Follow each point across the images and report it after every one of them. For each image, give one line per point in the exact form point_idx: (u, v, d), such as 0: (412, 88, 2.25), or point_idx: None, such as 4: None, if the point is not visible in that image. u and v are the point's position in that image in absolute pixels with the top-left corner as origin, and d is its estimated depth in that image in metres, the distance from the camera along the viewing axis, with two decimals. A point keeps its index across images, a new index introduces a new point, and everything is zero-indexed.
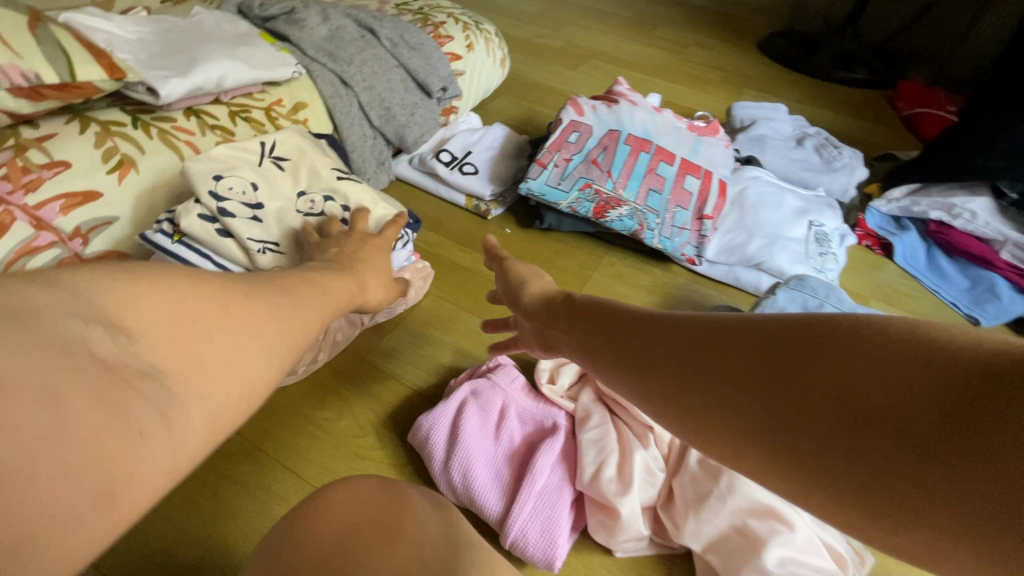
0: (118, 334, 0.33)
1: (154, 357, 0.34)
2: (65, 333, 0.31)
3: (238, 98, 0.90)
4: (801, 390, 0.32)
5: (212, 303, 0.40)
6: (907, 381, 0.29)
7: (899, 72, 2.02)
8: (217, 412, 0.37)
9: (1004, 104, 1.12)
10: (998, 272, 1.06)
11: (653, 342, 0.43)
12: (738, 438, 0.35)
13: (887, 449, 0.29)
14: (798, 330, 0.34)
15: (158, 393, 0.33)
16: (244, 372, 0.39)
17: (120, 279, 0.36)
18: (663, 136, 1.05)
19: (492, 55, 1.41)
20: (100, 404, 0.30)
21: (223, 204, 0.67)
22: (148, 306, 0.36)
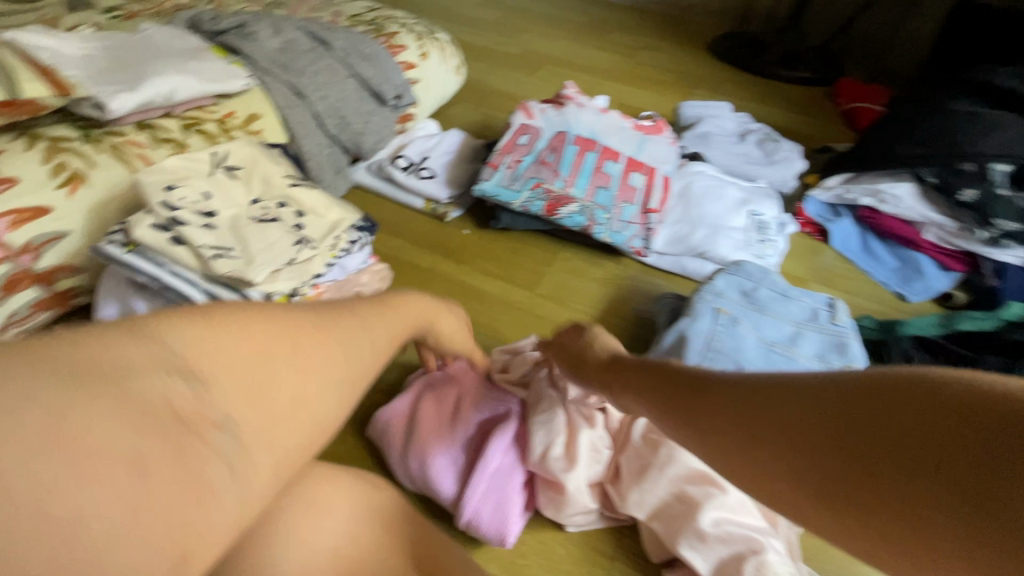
0: (196, 385, 0.32)
1: (229, 407, 0.33)
2: (152, 391, 0.30)
3: (190, 111, 0.91)
4: (861, 445, 0.34)
5: (287, 340, 0.38)
6: (957, 436, 0.31)
7: (838, 70, 2.14)
8: (283, 459, 0.35)
9: (930, 97, 1.19)
10: (924, 252, 1.15)
11: (706, 398, 0.44)
12: (801, 494, 0.37)
13: (943, 504, 0.30)
14: (854, 386, 0.36)
15: (230, 447, 0.32)
16: (314, 410, 0.38)
17: (200, 323, 0.35)
18: (608, 135, 1.12)
19: (447, 63, 1.44)
20: (175, 467, 0.29)
21: (175, 214, 0.69)
22: (224, 355, 0.34)
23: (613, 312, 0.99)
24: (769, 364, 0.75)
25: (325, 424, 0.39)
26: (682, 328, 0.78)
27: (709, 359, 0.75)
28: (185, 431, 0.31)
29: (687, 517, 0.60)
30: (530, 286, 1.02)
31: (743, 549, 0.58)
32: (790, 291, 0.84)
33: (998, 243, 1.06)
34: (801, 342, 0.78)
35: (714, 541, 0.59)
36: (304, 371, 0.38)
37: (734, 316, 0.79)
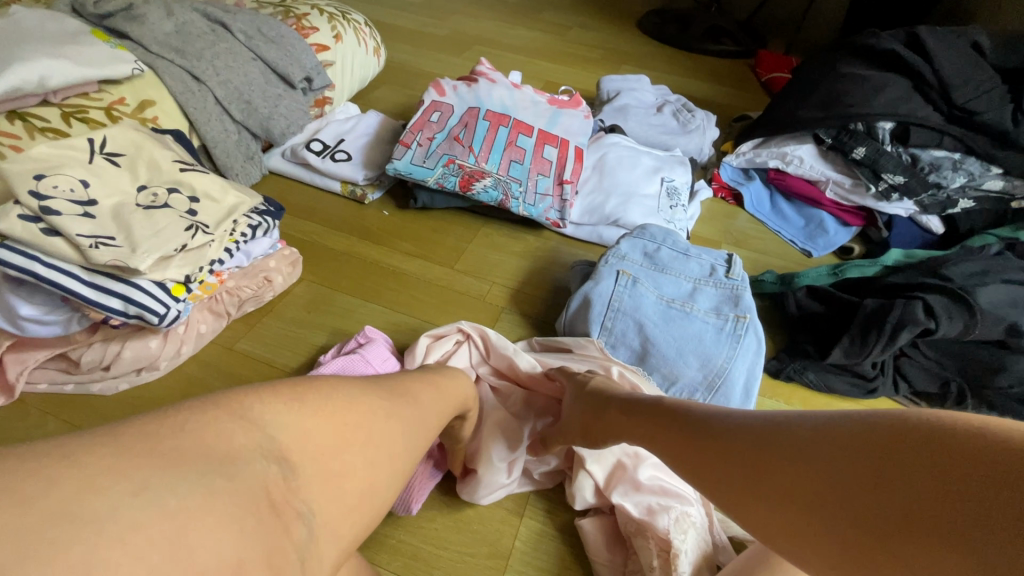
0: (287, 473, 0.37)
1: (307, 495, 0.37)
2: (253, 478, 0.35)
3: (72, 99, 0.87)
4: (856, 498, 0.37)
5: (360, 427, 0.43)
6: (935, 483, 0.34)
7: (760, 44, 2.21)
8: (343, 547, 0.39)
9: (823, 64, 1.25)
10: (826, 210, 1.22)
11: (717, 444, 0.48)
12: (816, 547, 0.39)
13: (947, 559, 0.32)
14: (846, 436, 0.39)
15: (305, 537, 0.36)
16: (375, 498, 0.43)
17: (293, 407, 0.40)
18: (521, 109, 1.13)
19: (363, 44, 1.40)
20: (266, 565, 0.32)
21: (46, 203, 0.66)
22: (313, 442, 0.40)
23: (532, 282, 1.01)
24: (666, 319, 0.78)
25: (378, 506, 0.43)
26: (586, 292, 0.81)
27: (609, 318, 0.79)
28: (274, 523, 0.34)
29: (626, 471, 0.66)
30: (450, 263, 1.02)
31: (672, 501, 0.64)
32: (690, 250, 0.88)
33: (889, 197, 1.13)
34: (698, 298, 0.81)
35: (648, 489, 0.65)
36: (372, 459, 0.43)
37: (635, 277, 0.82)
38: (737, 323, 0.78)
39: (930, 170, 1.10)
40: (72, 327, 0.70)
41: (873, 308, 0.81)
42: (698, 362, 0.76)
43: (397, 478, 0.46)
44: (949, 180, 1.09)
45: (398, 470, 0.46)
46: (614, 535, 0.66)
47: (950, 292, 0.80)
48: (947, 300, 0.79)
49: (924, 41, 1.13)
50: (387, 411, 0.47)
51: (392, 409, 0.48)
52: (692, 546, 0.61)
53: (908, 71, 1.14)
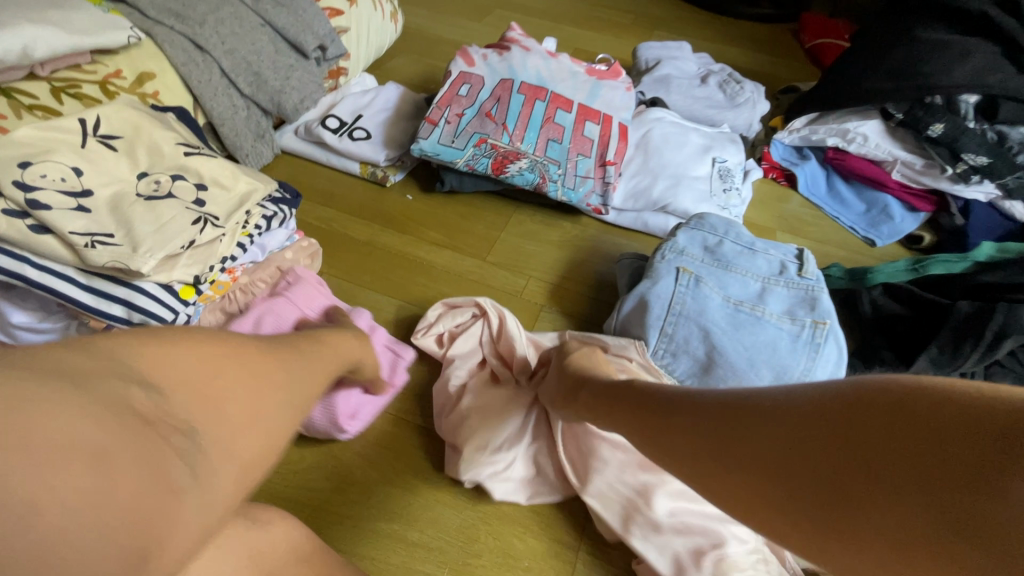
0: (152, 391, 0.33)
1: (186, 412, 0.34)
2: (115, 395, 0.31)
3: (61, 71, 0.78)
4: (821, 464, 0.34)
5: (230, 356, 0.41)
6: (897, 439, 0.31)
7: (800, 6, 2.05)
8: (244, 467, 0.37)
9: (895, 27, 1.11)
10: (892, 193, 1.10)
11: (679, 424, 0.44)
12: (780, 519, 0.36)
13: (909, 521, 0.29)
14: (812, 403, 0.36)
15: (191, 449, 0.33)
16: (270, 420, 0.40)
17: (160, 346, 0.37)
18: (558, 81, 1.01)
19: (379, 8, 1.28)
20: (142, 459, 0.30)
21: (33, 195, 0.57)
22: (178, 363, 0.36)
23: (571, 276, 0.92)
24: (735, 325, 0.69)
25: (279, 437, 0.41)
26: (642, 293, 0.72)
27: (669, 323, 0.70)
28: (145, 430, 0.31)
29: (639, 509, 0.60)
30: (481, 255, 0.93)
31: (700, 541, 0.58)
32: (756, 244, 0.78)
33: (968, 179, 1.01)
34: (768, 299, 0.72)
35: (668, 529, 0.58)
36: (258, 387, 0.41)
37: (698, 276, 0.72)
38: (815, 330, 0.69)
39: (1019, 150, 0.98)
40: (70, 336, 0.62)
41: (970, 312, 0.72)
42: (772, 374, 0.67)
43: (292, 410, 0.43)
44: None
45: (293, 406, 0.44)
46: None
47: None
48: None
49: None
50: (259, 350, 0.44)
51: (263, 348, 0.45)
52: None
53: (995, 33, 1.01)
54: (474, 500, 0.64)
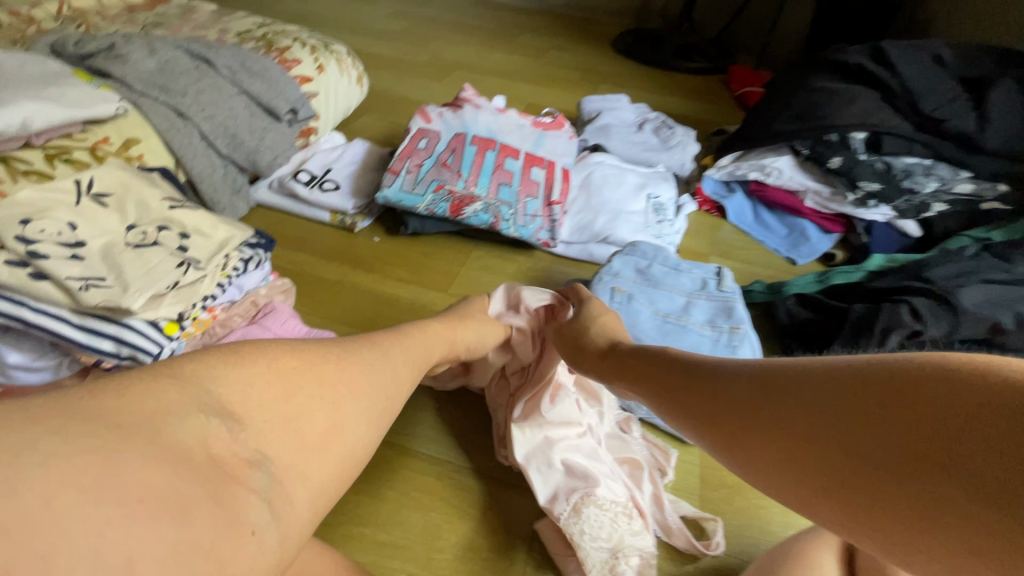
0: (231, 425, 0.38)
1: (259, 443, 0.39)
2: (187, 429, 0.36)
3: (55, 140, 0.86)
4: (860, 432, 0.35)
5: (304, 373, 0.44)
6: (941, 413, 0.32)
7: (731, 59, 2.29)
8: (315, 489, 0.40)
9: (794, 77, 1.29)
10: (807, 218, 1.25)
11: (716, 394, 0.47)
12: (812, 483, 0.38)
13: (947, 490, 0.31)
14: (857, 377, 0.37)
15: (262, 482, 0.37)
16: (342, 437, 0.44)
17: (228, 367, 0.41)
18: (506, 133, 1.15)
19: (346, 74, 1.41)
20: (214, 502, 0.34)
21: (33, 247, 0.64)
22: (254, 393, 0.41)
23: None
24: (663, 334, 0.79)
25: (352, 452, 0.45)
26: None
27: None
28: (218, 474, 0.35)
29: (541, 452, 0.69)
30: (444, 289, 1.02)
31: (579, 483, 0.66)
32: (681, 265, 0.90)
33: (867, 203, 1.16)
34: (692, 311, 0.83)
35: (558, 470, 0.67)
36: (328, 408, 0.44)
37: (630, 293, 0.83)
38: (732, 334, 0.79)
39: (904, 177, 1.13)
40: (62, 372, 0.69)
41: (863, 313, 0.83)
42: None
43: (366, 420, 0.46)
44: (921, 186, 1.13)
45: (367, 417, 0.47)
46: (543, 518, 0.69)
47: (934, 294, 0.81)
48: (932, 302, 0.80)
49: (888, 53, 1.18)
50: (336, 356, 0.48)
51: (342, 356, 0.48)
52: (597, 523, 0.63)
53: (874, 82, 1.19)
54: (436, 501, 0.69)
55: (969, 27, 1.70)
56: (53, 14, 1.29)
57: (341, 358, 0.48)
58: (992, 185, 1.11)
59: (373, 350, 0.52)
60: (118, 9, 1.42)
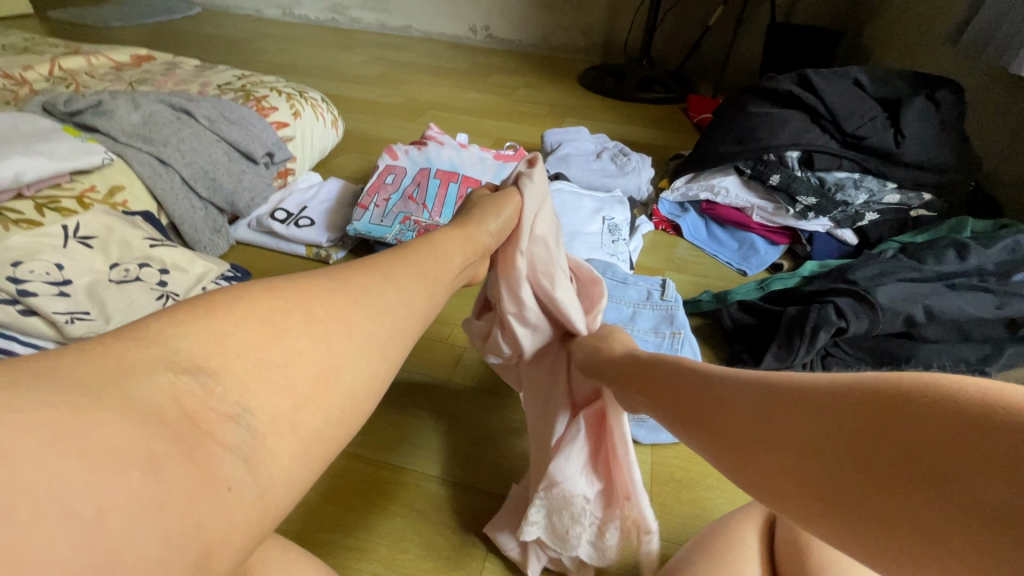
0: (205, 379, 0.33)
1: (240, 396, 0.33)
2: (154, 387, 0.31)
3: (45, 191, 0.94)
4: (858, 447, 0.31)
5: (290, 314, 0.39)
6: (939, 430, 0.28)
7: (690, 89, 2.43)
8: (306, 441, 0.35)
9: (734, 104, 1.41)
10: (755, 232, 1.32)
11: (718, 404, 0.43)
12: (806, 498, 0.34)
13: (944, 518, 0.27)
14: (854, 389, 0.33)
15: (243, 438, 0.32)
16: (340, 378, 0.39)
17: (198, 319, 0.35)
18: (467, 166, 1.24)
19: (321, 118, 1.51)
20: (189, 460, 0.29)
21: (22, 286, 0.71)
22: (231, 343, 0.35)
23: None
24: None
25: (356, 397, 0.40)
26: None
27: None
28: (189, 431, 0.30)
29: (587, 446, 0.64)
30: None
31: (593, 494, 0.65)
32: (628, 278, 0.97)
33: (807, 215, 1.24)
34: (638, 320, 0.90)
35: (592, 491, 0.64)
36: (323, 349, 0.38)
37: None
38: (673, 339, 0.86)
39: (836, 190, 1.24)
40: None
41: (794, 314, 0.90)
42: None
43: (369, 357, 0.41)
44: (853, 198, 1.24)
45: (369, 358, 0.41)
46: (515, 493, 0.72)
47: (856, 294, 0.88)
48: (853, 301, 0.87)
49: (813, 80, 1.29)
50: (330, 290, 0.42)
51: (336, 290, 0.42)
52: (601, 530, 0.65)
53: (804, 106, 1.30)
54: (402, 508, 0.73)
55: (900, 52, 1.84)
56: (43, 75, 1.38)
57: (332, 293, 0.41)
58: (916, 194, 1.24)
59: (372, 274, 0.45)
60: (106, 68, 1.52)
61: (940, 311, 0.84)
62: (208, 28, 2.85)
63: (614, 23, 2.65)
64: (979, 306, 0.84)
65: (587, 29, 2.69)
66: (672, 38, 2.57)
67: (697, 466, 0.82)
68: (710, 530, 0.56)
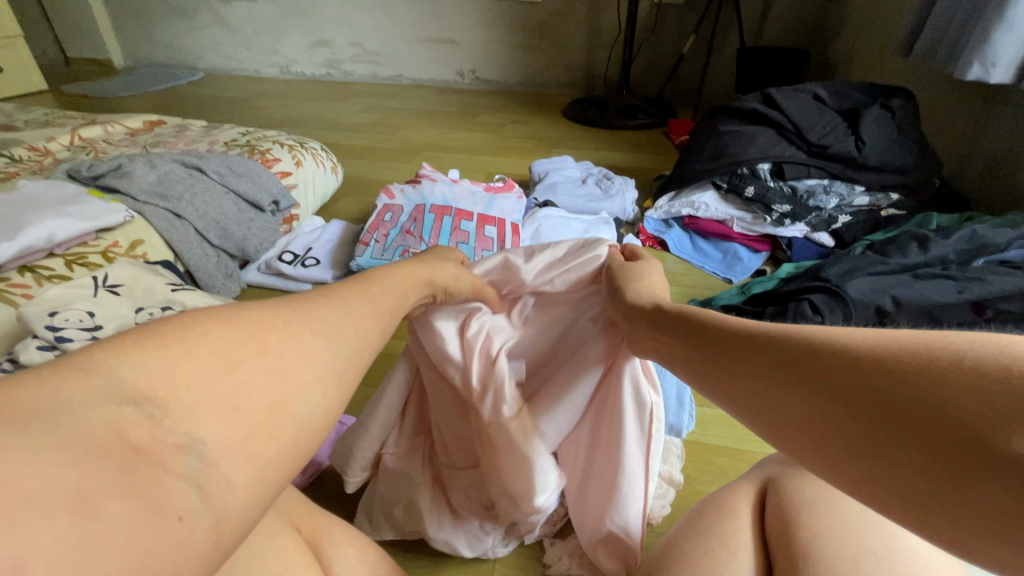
0: (152, 411, 0.26)
1: (193, 424, 0.27)
2: (87, 425, 0.24)
3: (73, 249, 1.02)
4: (892, 393, 0.30)
5: (244, 343, 0.32)
6: (983, 384, 0.27)
7: (671, 113, 2.55)
8: (265, 471, 0.29)
9: (705, 125, 1.50)
10: (737, 242, 1.37)
11: (736, 355, 0.41)
12: (827, 441, 0.33)
13: (981, 466, 0.26)
14: (902, 341, 0.32)
15: (195, 470, 0.26)
16: (294, 411, 0.32)
17: (140, 344, 0.28)
18: (460, 200, 1.35)
19: (321, 166, 1.61)
20: (132, 492, 0.24)
21: (59, 333, 0.77)
22: (182, 371, 0.28)
23: None
24: None
25: (309, 431, 0.33)
26: None
27: None
28: (134, 464, 0.25)
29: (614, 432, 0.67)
30: None
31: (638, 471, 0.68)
32: None
33: (784, 222, 1.32)
34: None
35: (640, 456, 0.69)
36: (278, 376, 0.32)
37: None
38: None
39: (808, 197, 1.32)
40: None
41: (773, 312, 0.95)
42: None
43: (325, 385, 0.35)
44: (825, 203, 1.32)
45: (325, 386, 0.35)
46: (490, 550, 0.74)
47: (829, 289, 0.94)
48: (827, 297, 0.93)
49: (776, 98, 1.39)
50: (285, 317, 0.35)
51: (294, 318, 0.36)
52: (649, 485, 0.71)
53: (769, 121, 1.39)
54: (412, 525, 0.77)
55: (865, 65, 1.95)
56: (65, 145, 1.50)
57: (307, 306, 0.38)
58: (885, 195, 1.32)
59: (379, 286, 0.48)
60: (122, 135, 1.64)
61: (905, 299, 0.91)
62: (213, 91, 3.03)
63: (593, 58, 2.79)
64: (940, 292, 0.90)
65: (569, 65, 2.83)
66: (650, 67, 2.70)
67: (690, 463, 0.86)
68: (704, 507, 0.59)
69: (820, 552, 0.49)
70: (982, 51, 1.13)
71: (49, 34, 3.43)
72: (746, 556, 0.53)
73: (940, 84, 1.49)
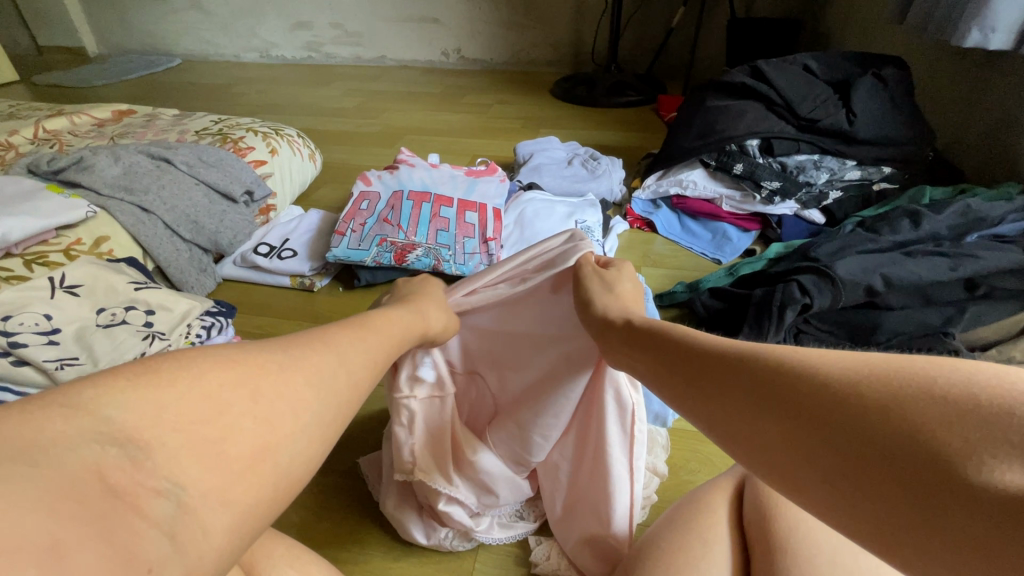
0: (135, 453, 0.27)
1: (176, 466, 0.28)
2: (74, 465, 0.26)
3: (33, 247, 0.99)
4: (866, 424, 0.30)
5: (237, 388, 0.33)
6: (955, 417, 0.28)
7: (660, 88, 2.48)
8: (243, 517, 0.30)
9: (692, 100, 1.45)
10: (726, 221, 1.34)
11: (712, 375, 0.40)
12: (800, 467, 0.33)
13: (953, 502, 0.26)
14: (877, 368, 0.32)
15: (170, 514, 0.27)
16: (277, 458, 0.32)
17: (134, 387, 0.29)
18: (439, 185, 1.31)
19: (298, 153, 1.55)
20: (103, 539, 0.24)
21: (14, 338, 0.75)
22: (171, 414, 0.29)
23: None
24: None
25: (282, 481, 0.33)
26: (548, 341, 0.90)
27: None
28: (111, 506, 0.25)
29: (585, 432, 0.66)
30: None
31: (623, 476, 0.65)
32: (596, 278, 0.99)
33: (774, 200, 1.28)
34: None
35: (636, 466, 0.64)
36: (264, 425, 0.32)
37: None
38: None
39: (798, 172, 1.29)
40: None
41: (760, 297, 0.91)
42: None
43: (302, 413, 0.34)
44: (816, 178, 1.28)
45: (299, 432, 0.34)
46: (455, 544, 0.71)
47: (818, 269, 0.90)
48: (816, 277, 0.89)
49: (764, 71, 1.34)
50: (280, 363, 0.36)
51: (289, 364, 0.36)
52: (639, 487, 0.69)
53: (758, 94, 1.34)
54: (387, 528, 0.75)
55: (858, 35, 1.89)
56: (29, 138, 1.44)
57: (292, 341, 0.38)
58: (876, 168, 1.29)
59: None
60: (88, 126, 1.58)
61: (896, 279, 0.87)
62: (189, 77, 2.94)
63: (580, 33, 2.71)
64: (933, 270, 0.87)
65: (555, 41, 2.75)
66: (638, 41, 2.63)
67: (678, 452, 0.84)
68: (679, 505, 0.56)
69: (797, 542, 0.47)
70: (981, 15, 1.08)
71: (17, 22, 3.31)
72: (723, 550, 0.51)
73: (933, 52, 1.44)
